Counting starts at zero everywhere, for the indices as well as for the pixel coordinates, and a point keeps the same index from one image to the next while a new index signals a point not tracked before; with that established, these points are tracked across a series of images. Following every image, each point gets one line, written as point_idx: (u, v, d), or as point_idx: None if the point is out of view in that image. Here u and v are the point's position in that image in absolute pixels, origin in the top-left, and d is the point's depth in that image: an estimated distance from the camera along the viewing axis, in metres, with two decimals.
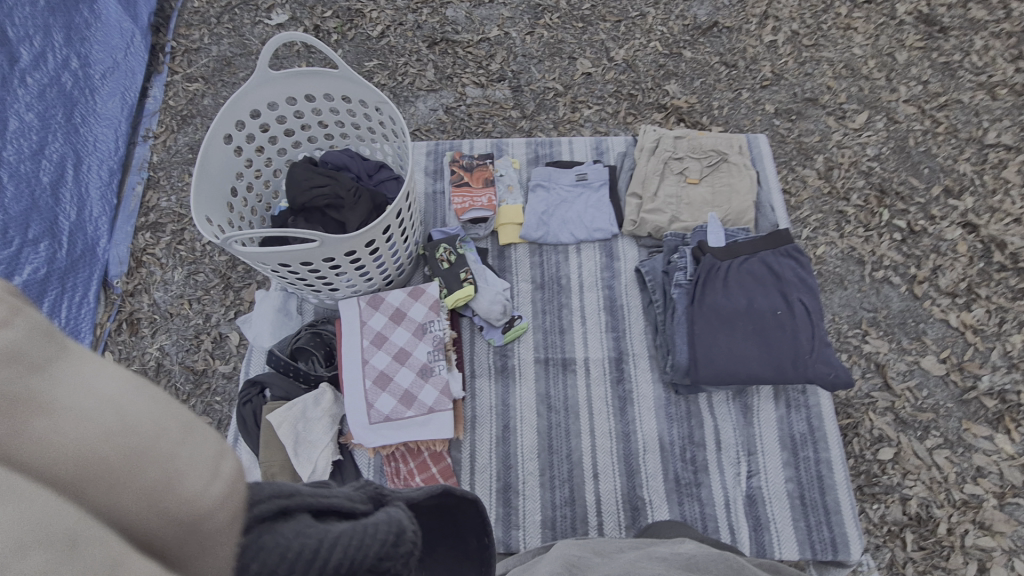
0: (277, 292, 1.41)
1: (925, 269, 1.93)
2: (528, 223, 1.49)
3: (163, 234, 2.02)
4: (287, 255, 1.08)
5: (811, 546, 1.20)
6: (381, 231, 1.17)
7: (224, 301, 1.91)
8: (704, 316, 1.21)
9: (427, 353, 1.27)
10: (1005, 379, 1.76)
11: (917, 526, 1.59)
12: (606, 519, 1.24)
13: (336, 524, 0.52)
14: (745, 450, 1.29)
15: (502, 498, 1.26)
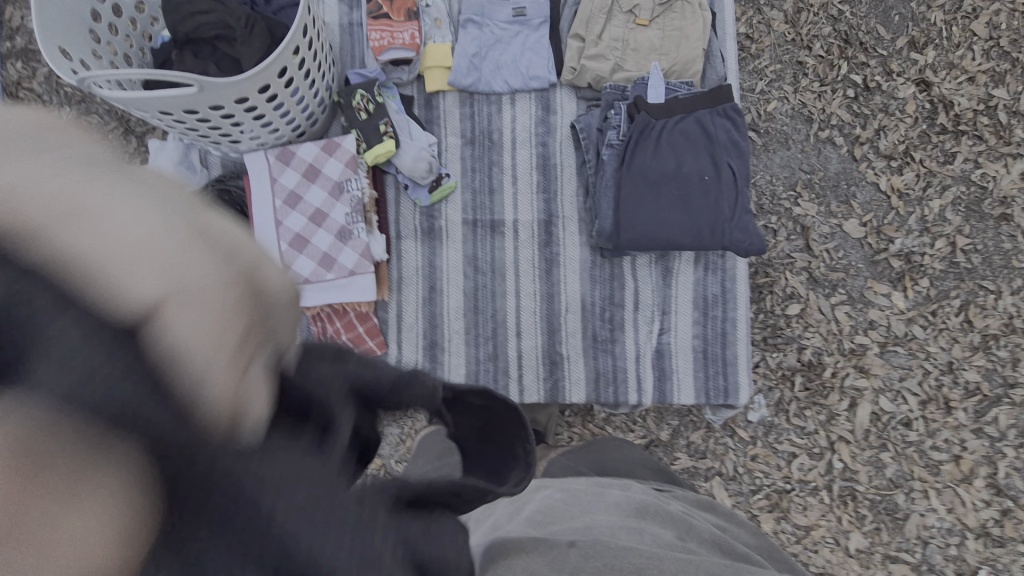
0: (175, 142, 1.27)
1: (869, 130, 1.91)
2: (457, 67, 1.33)
3: (39, 64, 1.73)
4: (162, 101, 0.92)
5: (706, 392, 1.34)
6: (277, 74, 1.00)
7: (126, 148, 1.72)
8: (632, 182, 1.17)
9: (345, 215, 1.23)
10: (915, 242, 1.86)
11: (806, 370, 1.80)
12: (525, 372, 1.34)
13: (410, 479, 0.51)
14: (659, 310, 1.36)
15: (429, 354, 1.33)
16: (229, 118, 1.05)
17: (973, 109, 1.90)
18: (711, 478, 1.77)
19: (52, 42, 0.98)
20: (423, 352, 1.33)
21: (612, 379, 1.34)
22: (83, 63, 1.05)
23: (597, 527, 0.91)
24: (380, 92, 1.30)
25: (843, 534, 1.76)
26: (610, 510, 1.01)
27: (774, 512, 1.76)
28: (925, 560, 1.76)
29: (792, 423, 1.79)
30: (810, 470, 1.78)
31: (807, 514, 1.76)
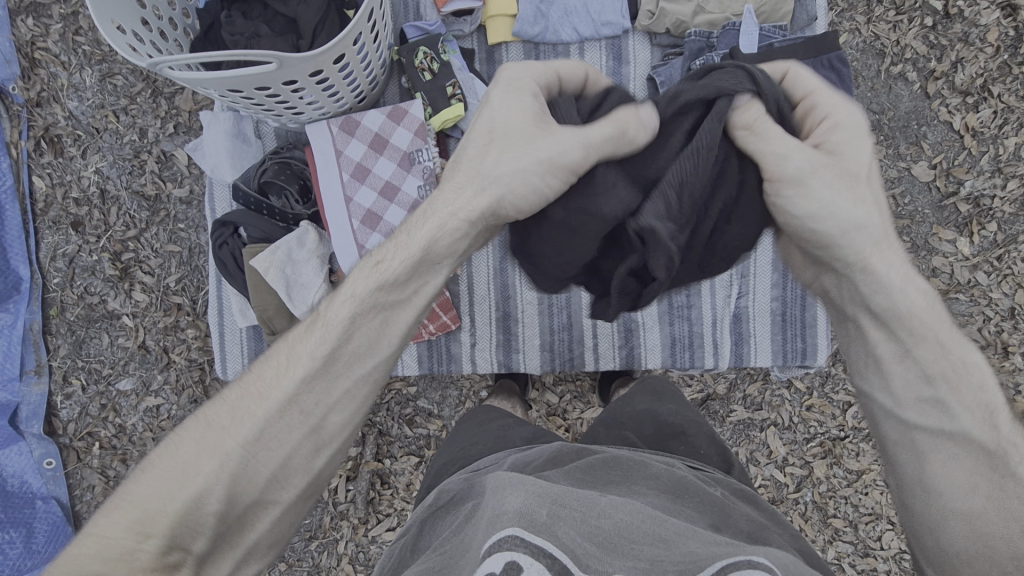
0: (226, 113, 1.20)
1: (945, 63, 1.77)
2: (524, 15, 1.21)
3: (52, 21, 1.60)
4: (238, 81, 0.86)
5: (784, 355, 1.32)
6: (352, 42, 0.93)
7: (157, 112, 1.61)
8: None
9: (417, 188, 1.15)
10: (986, 184, 1.78)
11: None
12: (601, 340, 1.32)
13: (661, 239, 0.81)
14: (738, 273, 1.31)
15: (503, 325, 1.31)
16: (297, 92, 0.99)
17: None
18: (766, 428, 1.80)
19: (106, 15, 0.90)
20: (497, 324, 1.32)
21: (688, 344, 1.32)
22: (135, 34, 0.97)
23: (640, 506, 0.76)
24: (442, 48, 1.18)
25: None
26: (648, 484, 0.90)
27: (826, 458, 1.80)
28: None
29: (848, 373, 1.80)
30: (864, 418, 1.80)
31: (860, 460, 1.80)
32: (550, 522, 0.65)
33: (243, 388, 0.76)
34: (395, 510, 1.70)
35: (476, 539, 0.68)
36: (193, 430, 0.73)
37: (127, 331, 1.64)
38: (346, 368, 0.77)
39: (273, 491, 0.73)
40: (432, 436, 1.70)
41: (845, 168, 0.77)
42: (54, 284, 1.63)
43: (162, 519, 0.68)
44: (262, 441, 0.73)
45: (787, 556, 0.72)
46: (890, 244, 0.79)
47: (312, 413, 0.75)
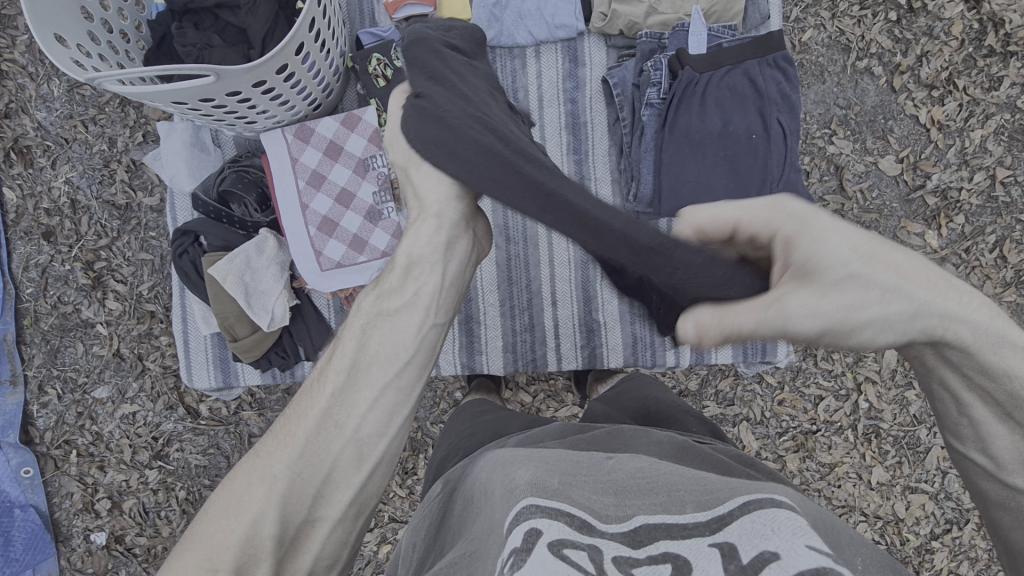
0: (184, 123, 1.22)
1: (911, 56, 1.77)
2: (477, 20, 1.23)
3: (20, 33, 1.61)
4: (180, 93, 0.88)
5: (744, 350, 1.36)
6: (293, 52, 0.95)
7: (126, 121, 1.62)
8: (675, 144, 1.15)
9: (373, 195, 1.18)
10: (952, 176, 1.78)
11: None
12: (563, 340, 1.35)
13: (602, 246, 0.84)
14: None
15: (465, 327, 1.34)
16: (246, 102, 1.01)
17: None
18: (739, 423, 1.81)
19: (47, 29, 0.94)
20: (459, 326, 1.35)
21: (650, 342, 1.34)
22: (82, 48, 1.01)
23: (649, 462, 0.77)
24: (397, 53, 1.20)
25: (865, 468, 1.82)
26: (651, 449, 0.90)
27: (799, 452, 1.82)
28: (944, 489, 1.82)
29: (819, 367, 1.81)
30: (835, 412, 1.82)
31: (832, 453, 1.82)
32: (563, 487, 0.68)
33: (284, 419, 0.76)
34: (372, 511, 1.70)
35: (494, 520, 0.68)
36: (246, 465, 0.73)
37: (101, 339, 1.65)
38: (370, 378, 0.75)
39: (319, 508, 0.71)
40: (407, 438, 1.71)
41: (830, 287, 0.68)
42: (28, 294, 1.65)
43: (225, 551, 0.67)
44: (307, 458, 0.71)
45: (802, 500, 0.72)
46: (941, 289, 0.70)
47: (345, 425, 0.72)
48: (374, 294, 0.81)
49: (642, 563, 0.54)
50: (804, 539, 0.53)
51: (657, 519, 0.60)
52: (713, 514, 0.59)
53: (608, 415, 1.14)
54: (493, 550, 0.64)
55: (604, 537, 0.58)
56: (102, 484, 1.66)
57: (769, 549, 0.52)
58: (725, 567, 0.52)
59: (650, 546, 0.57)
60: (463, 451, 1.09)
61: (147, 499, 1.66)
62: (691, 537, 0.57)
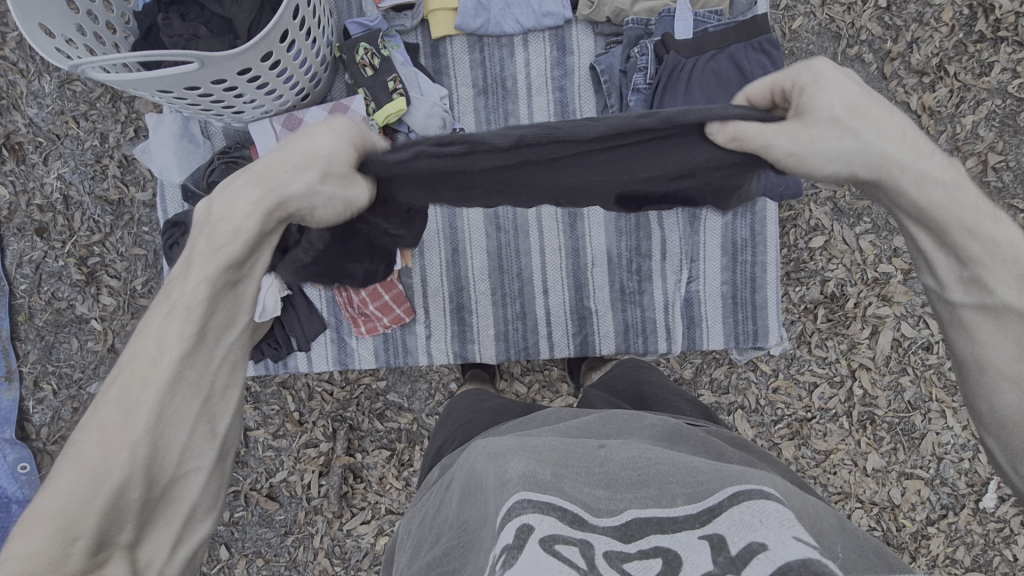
0: (173, 115, 1.23)
1: (901, 43, 1.77)
2: (465, 8, 1.22)
3: (10, 29, 1.62)
4: (163, 80, 0.89)
5: (735, 337, 1.36)
6: (277, 39, 0.96)
7: (117, 116, 1.63)
8: None
9: None
10: None
11: (829, 303, 1.80)
12: (554, 328, 1.37)
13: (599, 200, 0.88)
14: (687, 258, 1.35)
15: (457, 317, 1.36)
16: (232, 91, 1.02)
17: (1015, 12, 1.76)
18: (734, 412, 1.81)
19: (31, 19, 0.95)
20: (451, 316, 1.36)
21: (641, 329, 1.36)
22: (67, 39, 1.02)
23: (643, 449, 0.76)
24: (383, 42, 1.21)
25: (860, 455, 1.83)
26: (644, 434, 0.90)
27: (794, 440, 1.82)
28: (939, 475, 1.82)
29: (813, 354, 1.81)
30: (830, 399, 1.82)
31: (827, 440, 1.82)
32: (556, 480, 0.66)
33: (114, 383, 0.66)
34: (369, 503, 1.69)
35: (488, 511, 0.68)
36: (86, 432, 0.63)
37: (96, 334, 1.65)
38: (214, 340, 0.70)
39: (186, 462, 0.67)
40: (402, 430, 1.70)
41: (820, 124, 0.73)
42: (22, 291, 1.65)
43: (80, 519, 0.59)
44: (163, 425, 0.65)
45: (792, 488, 0.71)
46: (906, 140, 0.75)
47: (198, 393, 0.68)
48: (210, 260, 0.69)
49: (632, 558, 0.55)
50: (792, 530, 0.51)
51: (648, 513, 0.60)
52: (702, 506, 0.58)
53: (602, 401, 1.14)
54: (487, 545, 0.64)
55: (595, 531, 0.58)
56: None
57: (758, 539, 0.51)
58: (714, 559, 0.52)
59: (641, 541, 0.57)
60: (461, 436, 1.09)
61: None
62: (681, 531, 0.57)
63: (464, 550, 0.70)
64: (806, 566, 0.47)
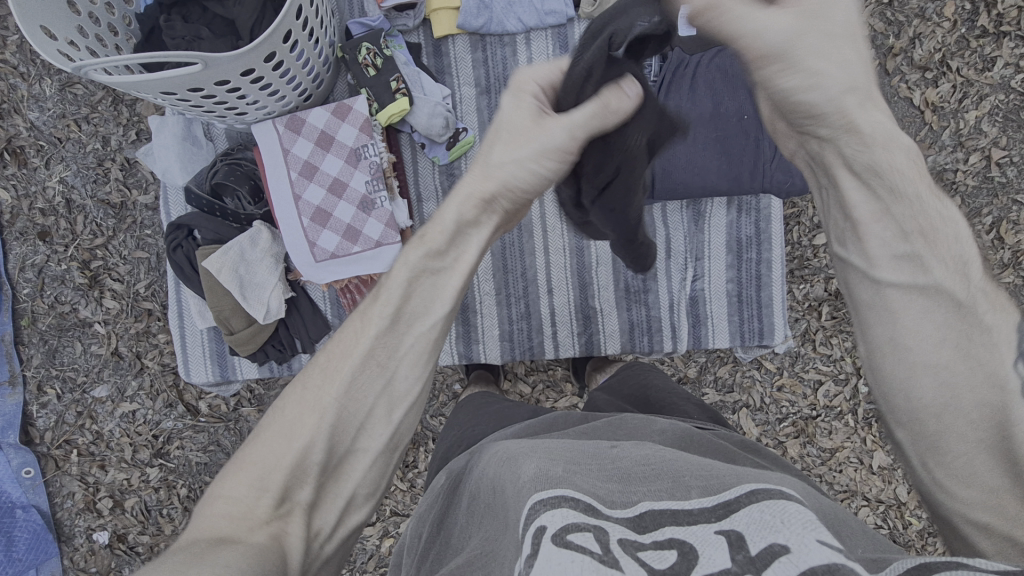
0: (176, 117, 1.22)
1: (904, 38, 1.77)
2: (466, 7, 1.22)
3: (11, 33, 1.61)
4: (166, 81, 0.89)
5: (741, 335, 1.36)
6: (280, 39, 0.96)
7: (119, 119, 1.62)
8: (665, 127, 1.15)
9: (365, 184, 1.19)
10: (947, 158, 1.78)
11: (834, 300, 1.79)
12: (559, 328, 1.37)
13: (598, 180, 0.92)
14: (692, 256, 1.35)
15: (461, 317, 1.36)
16: (235, 92, 1.01)
17: (1018, 6, 1.76)
18: (738, 410, 1.81)
19: (34, 22, 0.95)
20: (456, 316, 1.36)
21: (646, 328, 1.36)
22: (69, 40, 1.01)
23: (656, 449, 0.76)
24: (385, 42, 1.20)
25: (866, 453, 1.82)
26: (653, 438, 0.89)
27: (799, 438, 1.81)
28: None
29: (818, 352, 1.81)
30: (835, 396, 1.81)
31: (832, 438, 1.81)
32: (567, 474, 0.66)
33: (323, 354, 0.74)
34: (374, 505, 1.69)
35: (506, 512, 0.68)
36: (289, 393, 0.72)
37: (99, 338, 1.65)
38: (410, 327, 0.75)
39: (361, 440, 0.72)
40: None
41: (500, 140, 0.81)
42: (25, 295, 1.65)
43: (274, 473, 0.67)
44: (352, 394, 0.71)
45: (807, 487, 0.70)
46: (539, 157, 0.80)
47: (388, 369, 0.73)
48: (420, 246, 0.77)
49: (647, 548, 0.53)
50: (814, 532, 0.50)
51: (662, 506, 0.59)
52: (718, 500, 0.58)
53: (608, 406, 1.13)
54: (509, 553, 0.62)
55: (608, 520, 0.57)
56: (104, 483, 1.66)
57: (779, 540, 0.49)
58: (733, 557, 0.50)
59: (655, 532, 0.55)
60: (467, 440, 1.08)
61: (149, 497, 1.67)
62: (697, 524, 0.55)
63: (484, 547, 0.69)
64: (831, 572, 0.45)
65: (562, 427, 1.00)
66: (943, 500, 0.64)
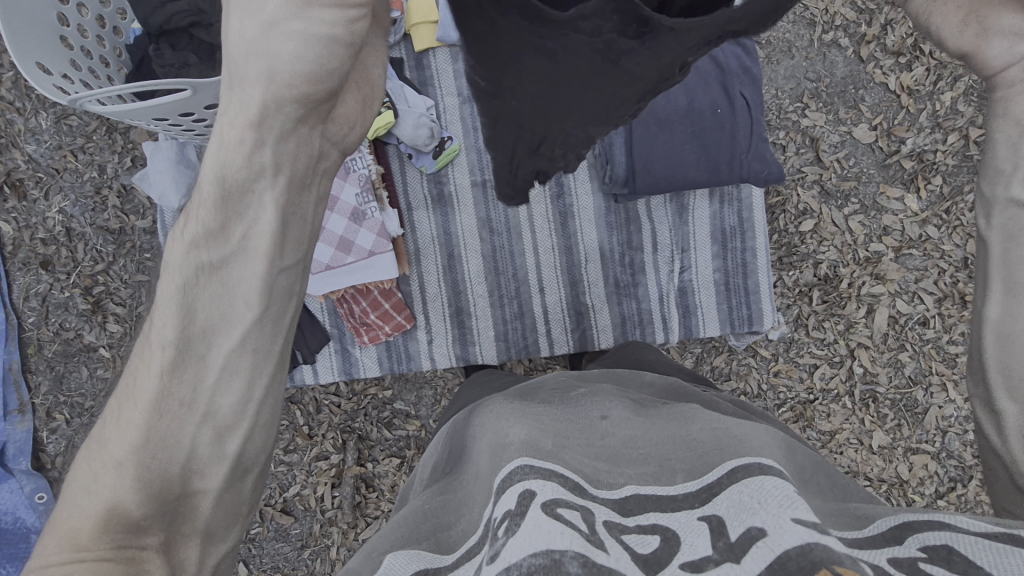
0: (169, 142, 1.28)
1: (875, 26, 1.80)
2: (444, 21, 1.32)
3: (6, 70, 1.66)
4: (159, 108, 0.93)
5: (731, 322, 1.39)
6: None
7: (113, 148, 1.67)
8: (643, 125, 1.22)
9: (355, 196, 1.29)
10: (927, 140, 1.80)
11: (824, 285, 1.81)
12: (552, 326, 1.40)
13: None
14: (679, 248, 1.38)
15: (457, 320, 1.39)
16: None
17: None
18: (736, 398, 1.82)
19: (28, 58, 1.00)
20: (451, 320, 1.40)
21: (638, 321, 1.40)
22: (63, 75, 1.05)
23: (642, 429, 0.78)
24: None
25: (865, 433, 1.81)
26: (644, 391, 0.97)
27: (798, 422, 1.81)
28: (945, 448, 1.80)
29: (811, 336, 1.82)
30: (831, 379, 1.81)
31: (831, 420, 1.81)
32: (556, 449, 0.68)
33: (117, 406, 0.75)
34: (383, 511, 1.71)
35: (485, 472, 0.71)
36: (87, 454, 0.75)
37: (104, 362, 1.68)
38: (209, 343, 0.73)
39: (195, 482, 0.74)
40: (411, 437, 1.72)
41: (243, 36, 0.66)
42: (30, 324, 1.68)
43: (86, 526, 0.70)
44: (152, 448, 0.72)
45: (783, 447, 0.76)
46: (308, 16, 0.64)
47: (194, 404, 0.73)
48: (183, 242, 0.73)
49: (630, 531, 0.56)
50: (791, 512, 0.53)
51: (647, 491, 0.63)
52: (702, 484, 0.61)
53: None
54: (482, 499, 0.67)
55: (595, 502, 0.60)
56: None
57: (757, 525, 0.52)
58: (714, 544, 0.52)
59: (639, 516, 0.59)
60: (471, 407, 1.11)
61: None
62: (680, 510, 0.59)
63: (459, 506, 0.71)
64: (805, 554, 0.48)
65: (551, 379, 1.03)
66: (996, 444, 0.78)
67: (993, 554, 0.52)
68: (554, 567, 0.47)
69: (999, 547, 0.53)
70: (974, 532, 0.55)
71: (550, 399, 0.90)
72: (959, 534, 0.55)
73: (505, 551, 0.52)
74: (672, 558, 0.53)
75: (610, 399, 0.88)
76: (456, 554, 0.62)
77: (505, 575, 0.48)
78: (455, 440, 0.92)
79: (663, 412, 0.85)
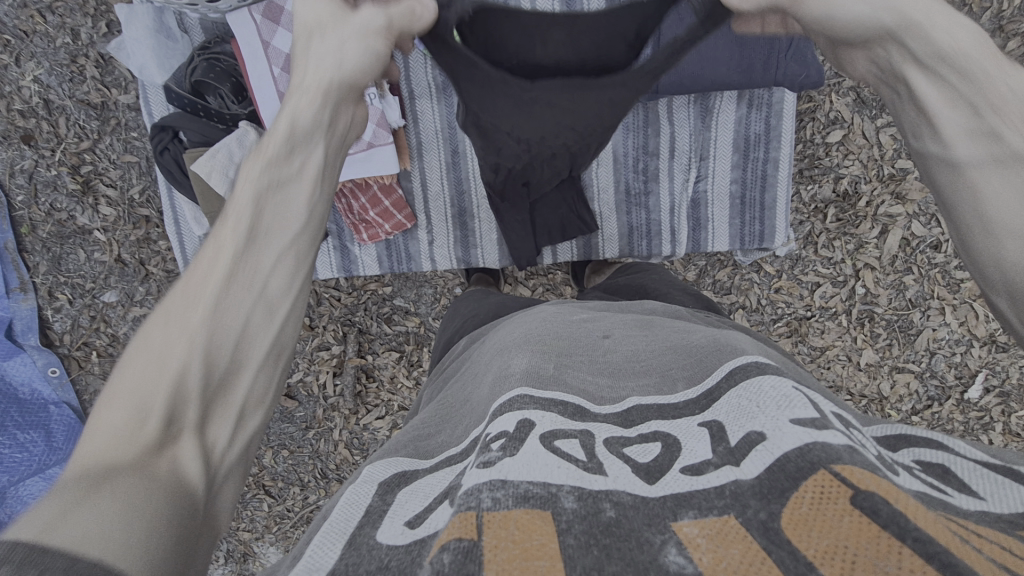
0: (143, 6, 1.18)
1: None
2: None
3: None
4: None
5: (741, 238, 1.35)
6: None
7: (85, 10, 1.51)
8: (676, 12, 1.11)
9: None
10: None
11: (841, 202, 1.74)
12: None
13: None
14: (697, 155, 1.31)
15: (459, 221, 1.35)
16: None
17: None
18: (734, 311, 1.82)
19: None
20: (453, 221, 1.36)
21: (645, 232, 1.36)
22: None
23: (645, 339, 0.78)
24: None
25: (855, 351, 1.84)
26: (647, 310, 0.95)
27: (792, 337, 1.83)
28: (930, 368, 1.84)
29: (819, 254, 1.79)
30: (831, 298, 1.81)
31: (824, 337, 1.83)
32: (558, 371, 0.68)
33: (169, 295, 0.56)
34: (382, 400, 1.78)
35: (482, 395, 0.70)
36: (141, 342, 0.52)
37: (100, 245, 1.65)
38: (267, 243, 0.59)
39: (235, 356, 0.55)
40: (410, 332, 1.75)
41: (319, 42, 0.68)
42: (19, 202, 1.63)
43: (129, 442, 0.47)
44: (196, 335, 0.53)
45: (769, 348, 0.77)
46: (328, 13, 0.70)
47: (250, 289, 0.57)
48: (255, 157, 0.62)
49: (632, 442, 0.56)
50: (789, 411, 0.51)
51: (649, 401, 0.62)
52: (701, 391, 0.61)
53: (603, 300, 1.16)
54: (474, 414, 0.67)
55: (595, 421, 0.59)
56: None
57: (756, 429, 0.51)
58: (714, 449, 0.51)
59: (640, 426, 0.59)
60: (468, 327, 1.12)
61: None
62: (681, 417, 0.58)
63: (443, 419, 0.73)
64: (803, 456, 0.45)
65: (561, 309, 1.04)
66: (927, 147, 0.60)
67: (993, 484, 0.49)
68: (551, 500, 0.45)
69: (1002, 480, 0.49)
70: (972, 458, 0.53)
71: (554, 317, 0.88)
72: (959, 458, 0.54)
73: (501, 461, 0.49)
74: (673, 463, 0.52)
75: (612, 320, 0.87)
76: (435, 458, 0.64)
77: (500, 486, 0.46)
78: (471, 352, 0.94)
79: (665, 325, 0.83)
